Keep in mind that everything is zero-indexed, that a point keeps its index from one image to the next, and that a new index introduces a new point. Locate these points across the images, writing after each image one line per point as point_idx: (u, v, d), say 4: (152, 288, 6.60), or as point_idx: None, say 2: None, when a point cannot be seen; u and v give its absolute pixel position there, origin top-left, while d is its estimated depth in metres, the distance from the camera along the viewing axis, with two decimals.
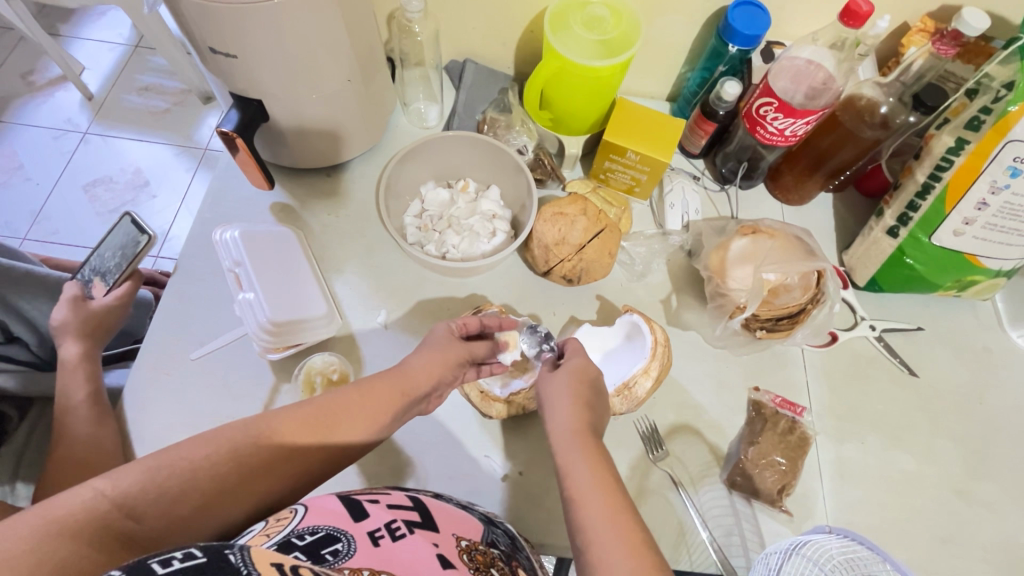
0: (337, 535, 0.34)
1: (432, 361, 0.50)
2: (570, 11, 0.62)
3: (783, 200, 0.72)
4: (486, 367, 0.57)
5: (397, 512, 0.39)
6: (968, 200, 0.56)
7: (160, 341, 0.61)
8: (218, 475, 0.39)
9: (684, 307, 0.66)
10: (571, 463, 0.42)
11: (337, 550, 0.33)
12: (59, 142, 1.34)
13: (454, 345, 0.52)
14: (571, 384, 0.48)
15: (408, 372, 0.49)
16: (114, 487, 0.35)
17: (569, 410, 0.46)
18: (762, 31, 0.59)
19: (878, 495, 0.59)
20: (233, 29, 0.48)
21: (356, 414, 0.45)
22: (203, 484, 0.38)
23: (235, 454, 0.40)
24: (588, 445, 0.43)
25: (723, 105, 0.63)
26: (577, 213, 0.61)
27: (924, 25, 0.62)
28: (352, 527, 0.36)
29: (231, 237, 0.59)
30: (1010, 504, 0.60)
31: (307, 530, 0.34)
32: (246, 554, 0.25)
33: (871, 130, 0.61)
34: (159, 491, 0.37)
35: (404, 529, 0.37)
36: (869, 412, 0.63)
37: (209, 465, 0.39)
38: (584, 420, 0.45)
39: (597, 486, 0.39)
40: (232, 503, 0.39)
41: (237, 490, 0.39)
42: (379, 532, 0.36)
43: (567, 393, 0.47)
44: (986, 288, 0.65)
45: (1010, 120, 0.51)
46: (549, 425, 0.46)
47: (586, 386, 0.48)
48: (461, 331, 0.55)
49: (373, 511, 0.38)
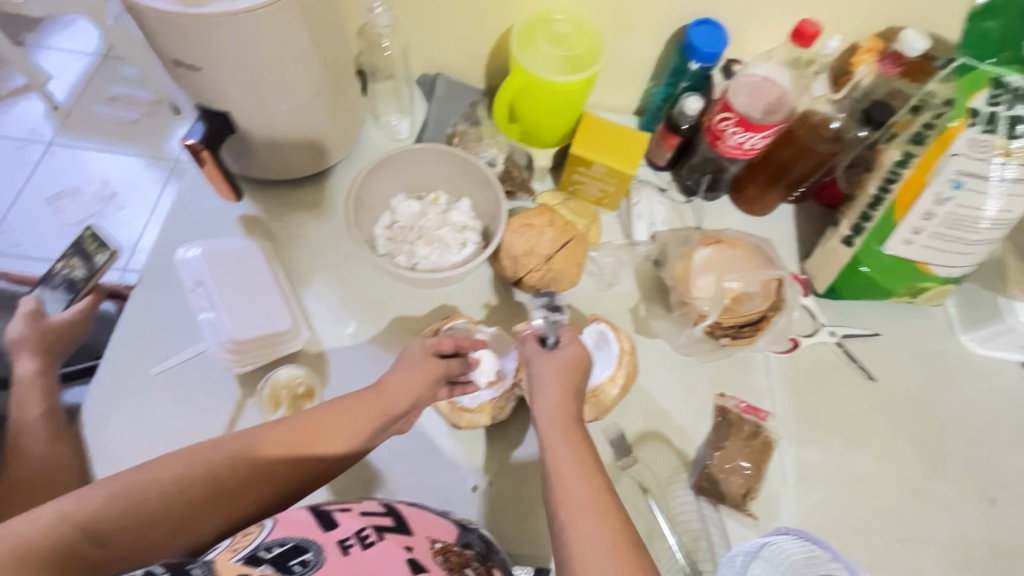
0: (306, 545, 0.35)
1: (409, 378, 0.50)
2: (537, 28, 0.64)
3: (746, 211, 0.74)
4: (458, 386, 0.56)
5: (368, 519, 0.39)
6: (915, 211, 0.59)
7: (119, 361, 0.59)
8: (191, 497, 0.39)
9: (652, 316, 0.68)
10: (554, 445, 0.43)
11: (307, 561, 0.34)
12: (24, 153, 1.31)
13: (432, 363, 0.52)
14: (561, 371, 0.49)
15: (386, 391, 0.49)
16: (78, 510, 0.34)
17: (565, 403, 0.47)
18: (720, 48, 0.62)
19: (838, 496, 0.61)
20: (199, 41, 0.48)
21: (338, 426, 0.46)
22: (176, 508, 0.38)
23: (209, 476, 0.40)
24: (573, 431, 0.44)
25: (687, 118, 0.67)
26: (545, 224, 0.62)
27: (872, 44, 0.64)
28: (322, 536, 0.36)
29: (193, 255, 0.58)
30: (962, 502, 0.62)
31: (275, 542, 0.35)
32: (206, 566, 0.31)
33: (825, 144, 0.65)
34: (135, 508, 0.37)
35: (374, 537, 0.38)
36: (830, 415, 0.65)
37: (183, 488, 0.39)
38: (570, 407, 0.47)
39: (580, 466, 0.41)
40: (208, 522, 0.40)
41: (210, 510, 0.40)
42: (349, 541, 0.37)
43: (556, 379, 0.48)
44: (936, 294, 0.68)
45: (953, 132, 0.54)
46: (536, 407, 0.47)
47: (574, 372, 0.49)
48: (437, 349, 0.54)
49: (342, 520, 0.38)
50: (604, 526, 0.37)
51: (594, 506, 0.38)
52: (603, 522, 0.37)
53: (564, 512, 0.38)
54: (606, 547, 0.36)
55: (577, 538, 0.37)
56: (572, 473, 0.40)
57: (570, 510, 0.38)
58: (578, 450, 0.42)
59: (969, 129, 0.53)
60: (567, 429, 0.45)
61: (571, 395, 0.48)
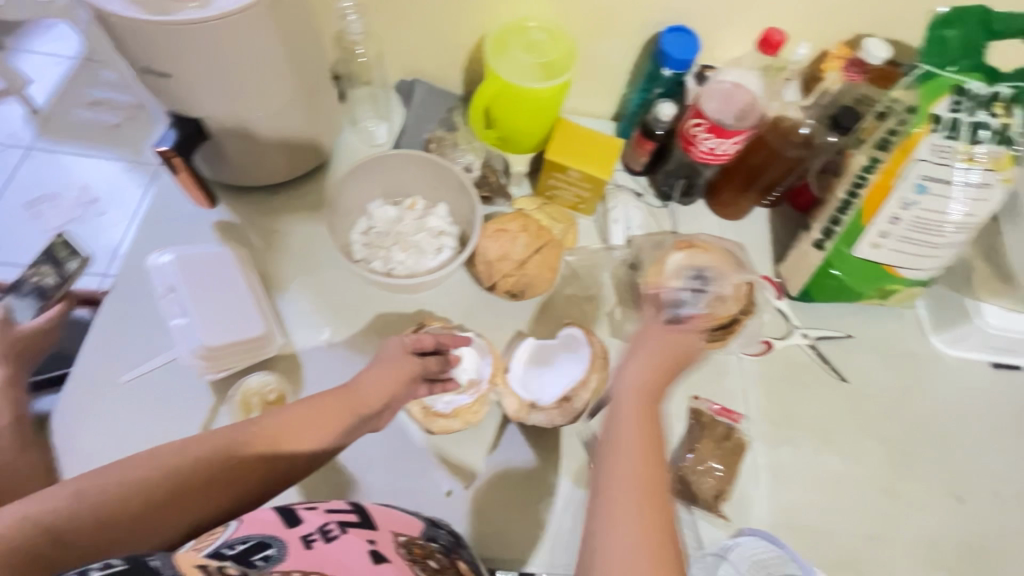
0: (269, 542, 0.36)
1: (381, 377, 0.50)
2: (509, 35, 0.65)
3: (721, 215, 0.76)
4: (438, 382, 0.56)
5: (333, 515, 0.41)
6: (883, 215, 0.60)
7: (89, 368, 0.59)
8: (152, 498, 0.39)
9: (628, 319, 0.68)
10: (626, 426, 0.45)
11: (269, 556, 0.35)
12: (2, 158, 1.30)
13: (407, 360, 0.53)
14: (653, 358, 0.50)
15: (358, 391, 0.49)
16: (39, 510, 0.35)
17: (654, 389, 0.48)
18: (693, 55, 0.63)
19: (810, 497, 0.62)
20: (168, 49, 0.49)
21: (307, 426, 0.45)
22: (137, 508, 0.38)
23: (170, 477, 0.40)
24: (648, 417, 0.46)
25: (661, 124, 0.68)
26: (518, 230, 0.63)
27: (840, 52, 0.65)
28: (285, 533, 0.38)
29: (166, 262, 0.59)
30: (932, 502, 0.63)
31: (239, 539, 0.36)
32: (166, 559, 0.29)
33: (794, 150, 0.66)
34: (95, 508, 0.37)
35: (337, 530, 0.40)
36: (802, 416, 0.66)
37: (144, 488, 0.39)
38: (653, 392, 0.48)
39: (644, 455, 0.43)
40: (170, 522, 0.40)
41: (172, 510, 0.40)
42: (312, 536, 0.38)
43: (648, 361, 0.50)
44: (906, 296, 0.69)
45: (916, 140, 0.55)
46: (621, 378, 0.50)
47: (669, 362, 0.50)
48: (415, 347, 0.54)
49: (306, 517, 0.40)
50: (644, 523, 0.40)
51: (640, 502, 0.41)
52: (645, 519, 0.40)
53: (608, 496, 0.42)
54: (636, 543, 0.39)
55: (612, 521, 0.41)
56: (632, 459, 0.43)
57: (615, 496, 0.42)
58: (648, 440, 0.44)
59: (932, 135, 0.55)
60: (644, 414, 0.46)
61: (659, 382, 0.49)
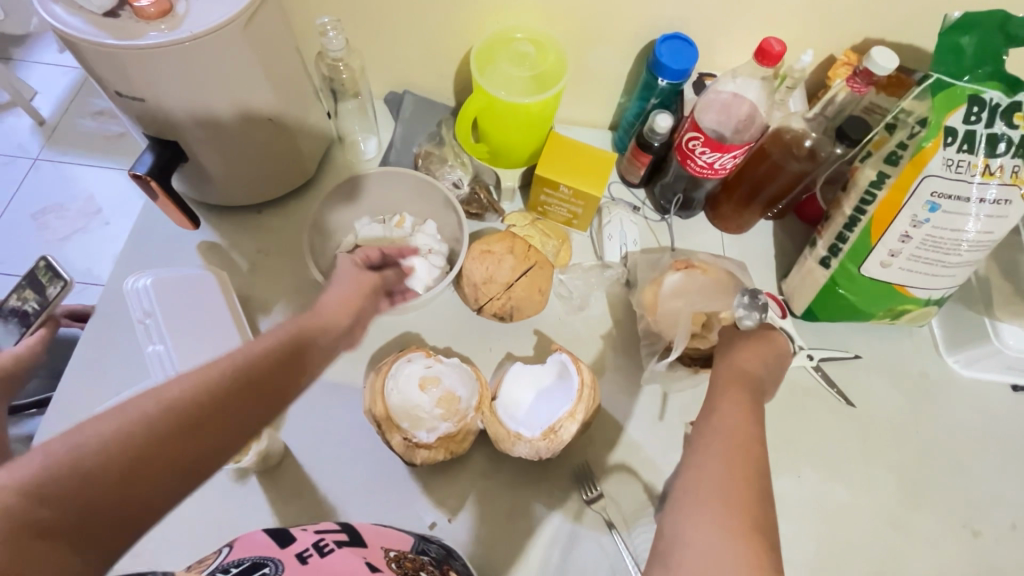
0: (263, 562, 0.35)
1: (347, 292, 0.49)
2: (496, 48, 0.63)
3: (722, 229, 0.72)
4: (398, 294, 0.58)
5: (326, 533, 0.40)
6: (892, 233, 0.56)
7: (70, 397, 0.58)
8: (141, 441, 0.30)
9: (622, 341, 0.66)
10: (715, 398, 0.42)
11: (265, 573, 0.33)
12: (9, 169, 1.31)
13: (365, 275, 0.52)
14: (751, 343, 0.48)
15: (327, 309, 0.46)
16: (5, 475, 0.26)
17: (749, 364, 0.46)
18: (690, 64, 0.59)
19: (813, 529, 0.59)
20: (137, 74, 0.47)
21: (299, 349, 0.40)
22: (128, 454, 0.29)
23: (158, 417, 0.31)
24: (739, 387, 0.43)
25: (657, 137, 0.63)
26: (505, 251, 0.61)
27: (848, 58, 0.62)
28: (281, 552, 0.36)
29: (143, 286, 0.58)
30: (945, 534, 0.59)
31: (233, 563, 0.35)
32: None
33: (798, 163, 0.62)
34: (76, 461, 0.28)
35: (332, 545, 0.39)
36: (805, 443, 0.62)
37: (132, 432, 0.30)
38: (749, 366, 0.46)
39: (736, 412, 0.40)
40: (172, 470, 0.31)
41: (172, 455, 0.31)
42: (306, 552, 0.37)
43: (743, 341, 0.48)
44: (919, 315, 0.65)
45: (926, 155, 0.52)
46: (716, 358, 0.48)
47: (763, 346, 0.48)
48: (365, 260, 0.56)
49: (301, 536, 0.40)
50: (735, 475, 0.36)
51: (727, 453, 0.37)
52: (731, 465, 0.36)
53: (695, 448, 0.39)
54: (729, 478, 0.35)
55: (694, 474, 0.37)
56: (721, 416, 0.40)
57: (704, 452, 0.38)
58: (739, 405, 0.41)
59: (944, 149, 0.51)
60: (736, 385, 0.43)
61: (756, 360, 0.46)
